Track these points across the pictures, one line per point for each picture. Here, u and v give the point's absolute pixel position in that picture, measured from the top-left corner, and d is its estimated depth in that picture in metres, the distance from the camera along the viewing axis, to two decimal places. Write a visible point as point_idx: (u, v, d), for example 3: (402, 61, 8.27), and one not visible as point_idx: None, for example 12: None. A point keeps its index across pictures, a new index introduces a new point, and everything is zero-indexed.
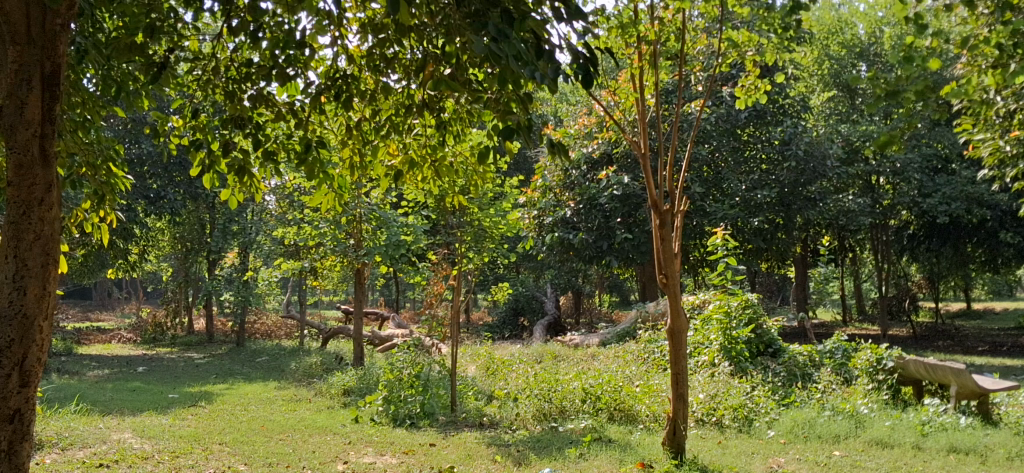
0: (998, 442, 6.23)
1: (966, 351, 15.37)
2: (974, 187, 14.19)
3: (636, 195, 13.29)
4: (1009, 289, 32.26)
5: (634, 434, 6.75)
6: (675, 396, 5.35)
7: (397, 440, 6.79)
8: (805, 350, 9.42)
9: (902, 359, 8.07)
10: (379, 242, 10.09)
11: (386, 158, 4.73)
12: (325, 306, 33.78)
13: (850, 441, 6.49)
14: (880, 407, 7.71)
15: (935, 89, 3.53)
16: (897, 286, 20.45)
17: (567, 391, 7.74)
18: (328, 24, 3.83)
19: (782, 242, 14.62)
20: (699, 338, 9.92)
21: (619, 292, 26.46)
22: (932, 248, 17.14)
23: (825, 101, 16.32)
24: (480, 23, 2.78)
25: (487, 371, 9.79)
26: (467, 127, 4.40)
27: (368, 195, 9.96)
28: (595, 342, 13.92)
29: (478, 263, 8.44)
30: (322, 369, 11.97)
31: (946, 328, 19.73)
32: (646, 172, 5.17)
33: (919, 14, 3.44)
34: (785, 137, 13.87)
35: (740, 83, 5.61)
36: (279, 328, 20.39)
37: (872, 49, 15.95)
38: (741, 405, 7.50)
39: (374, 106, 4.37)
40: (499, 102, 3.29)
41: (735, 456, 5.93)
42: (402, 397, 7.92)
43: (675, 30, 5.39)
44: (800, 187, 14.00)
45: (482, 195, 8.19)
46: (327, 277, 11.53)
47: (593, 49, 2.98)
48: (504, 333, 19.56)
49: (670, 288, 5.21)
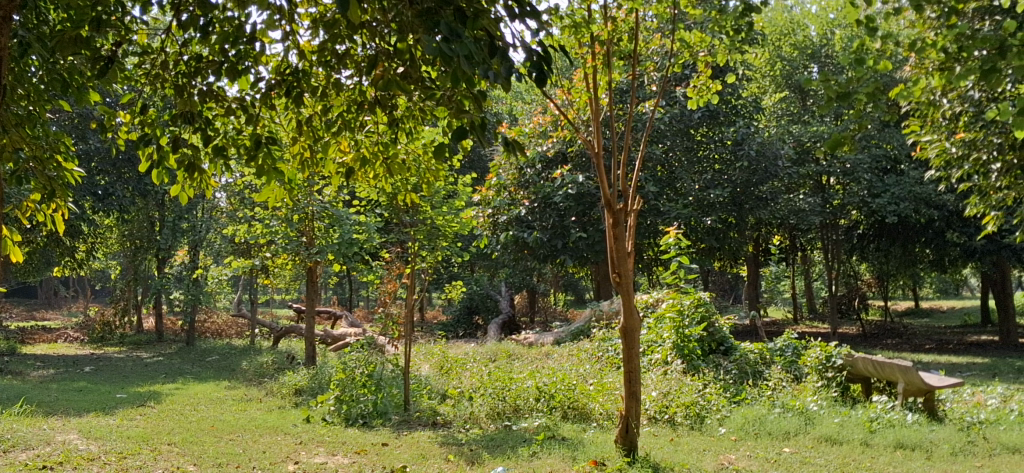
0: (943, 438, 6.37)
1: (915, 349, 15.64)
2: (922, 188, 14.39)
3: (590, 194, 13.41)
4: (956, 287, 33.06)
5: (587, 432, 6.77)
6: (628, 395, 5.36)
7: (349, 440, 6.73)
8: (756, 348, 9.49)
9: (852, 357, 8.24)
10: (332, 240, 10.01)
11: (338, 156, 4.69)
12: (276, 306, 33.51)
13: (799, 438, 6.57)
14: (830, 404, 7.85)
15: (884, 90, 3.59)
16: (847, 284, 20.78)
17: (521, 390, 7.74)
18: (279, 18, 3.78)
19: (734, 242, 14.79)
20: (652, 336, 9.96)
21: (574, 292, 26.57)
22: (881, 247, 17.39)
23: (776, 102, 16.57)
24: (431, 22, 2.78)
25: (441, 370, 9.76)
26: (420, 125, 4.36)
27: (321, 192, 9.88)
28: (549, 341, 13.92)
29: (432, 261, 8.39)
30: (274, 368, 11.87)
31: (894, 326, 20.06)
32: (601, 171, 5.15)
33: (870, 16, 3.50)
34: (738, 137, 14.06)
35: (692, 83, 5.63)
36: (230, 327, 20.14)
37: (823, 51, 16.23)
38: (693, 402, 7.55)
39: (326, 103, 4.32)
40: (452, 99, 3.29)
41: (686, 453, 5.97)
42: (354, 397, 7.86)
43: (628, 30, 5.40)
44: (752, 186, 14.13)
45: (434, 193, 8.14)
46: (279, 276, 11.44)
47: (546, 47, 2.99)
48: (458, 332, 19.51)
49: (623, 287, 5.22)
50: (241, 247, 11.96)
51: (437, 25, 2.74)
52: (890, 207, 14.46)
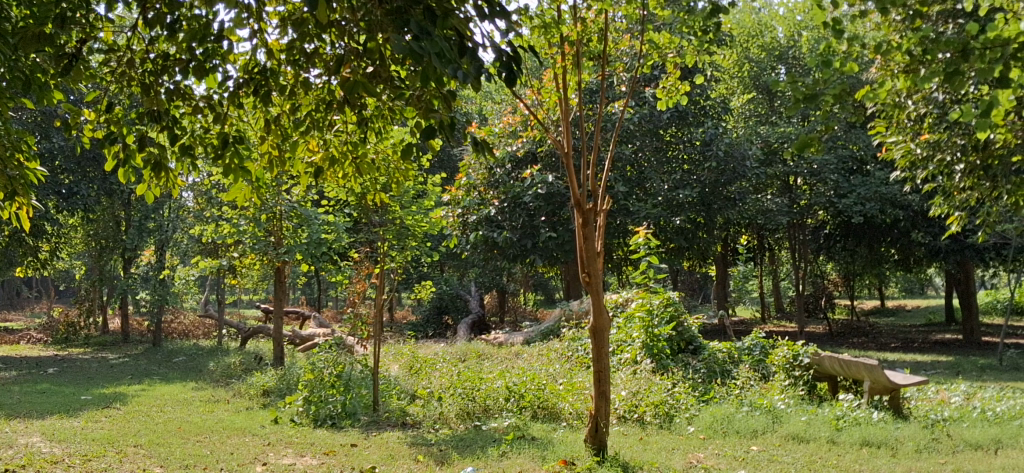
0: (908, 435, 6.44)
1: (880, 347, 15.81)
2: (887, 188, 14.53)
3: (560, 194, 13.41)
4: (920, 287, 33.56)
5: (557, 431, 6.78)
6: (596, 394, 5.37)
7: (317, 441, 6.69)
8: (724, 347, 9.54)
9: (818, 356, 8.33)
10: (300, 240, 9.96)
11: (306, 154, 4.66)
12: (244, 307, 33.29)
13: (767, 436, 6.62)
14: (797, 402, 7.93)
15: (851, 92, 3.63)
16: (814, 284, 20.97)
17: (491, 389, 7.74)
18: (246, 16, 3.75)
19: (703, 242, 14.88)
20: (621, 336, 10.00)
21: (543, 291, 26.63)
22: (847, 247, 17.56)
23: (744, 103, 16.73)
24: (400, 21, 2.79)
25: (410, 370, 9.74)
26: (389, 125, 4.35)
27: (290, 192, 9.83)
28: (519, 340, 13.93)
29: (401, 261, 8.36)
30: (242, 369, 11.78)
31: (860, 325, 20.28)
32: (569, 171, 5.15)
33: (837, 19, 3.55)
34: (706, 138, 14.14)
35: (661, 84, 5.65)
36: (197, 328, 19.97)
37: (791, 53, 16.39)
38: (662, 401, 7.59)
39: (293, 102, 4.29)
40: (422, 98, 3.30)
41: (655, 452, 5.99)
42: (323, 397, 7.83)
43: (597, 30, 5.41)
44: (721, 187, 14.20)
45: (404, 192, 8.11)
46: (247, 276, 11.36)
47: (514, 47, 3.01)
48: (427, 332, 19.48)
49: (592, 286, 5.22)
50: (208, 247, 11.86)
51: (406, 24, 2.75)
52: (856, 207, 14.60)
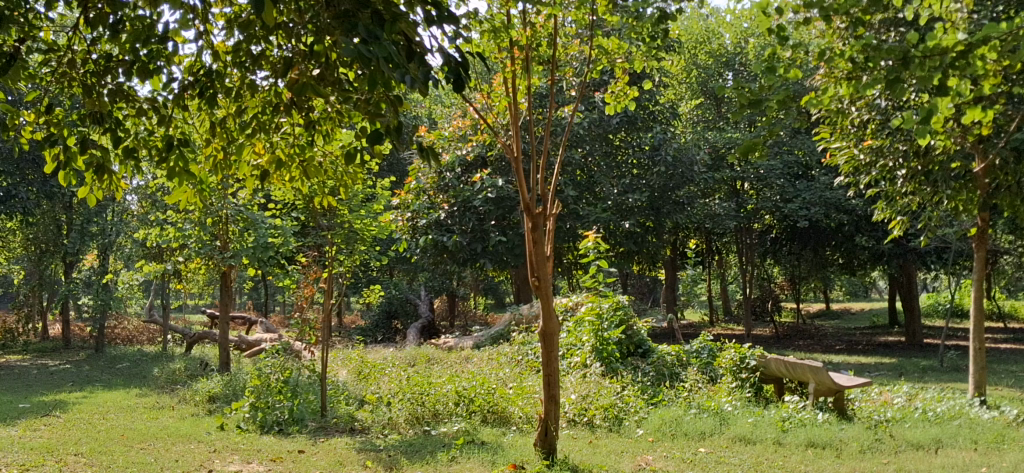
0: (852, 436, 6.55)
1: (825, 350, 16.06)
2: (832, 193, 14.79)
3: (509, 198, 13.38)
4: (865, 289, 34.25)
5: (506, 436, 6.79)
6: (546, 398, 5.37)
7: (264, 447, 6.61)
8: (672, 350, 9.62)
9: (764, 358, 8.46)
10: (246, 243, 9.78)
11: (252, 157, 4.60)
12: (188, 312, 32.81)
13: (714, 438, 6.69)
14: (744, 404, 8.02)
15: (795, 99, 3.71)
16: (761, 288, 21.26)
17: (441, 394, 7.71)
18: (192, 17, 3.70)
19: (651, 246, 15.01)
20: (571, 340, 10.02)
21: (493, 295, 26.60)
22: (793, 250, 17.81)
23: (692, 109, 16.95)
24: (348, 24, 2.79)
25: (359, 375, 9.67)
26: (337, 127, 4.31)
27: (236, 195, 9.69)
28: (469, 344, 13.92)
29: (348, 265, 8.30)
30: (187, 375, 11.61)
31: (806, 328, 20.60)
32: (519, 175, 5.14)
33: (781, 26, 3.63)
34: (655, 143, 14.27)
35: (609, 90, 5.68)
36: (141, 333, 19.62)
37: (737, 60, 16.58)
38: (612, 405, 7.63)
39: (240, 104, 4.24)
40: (370, 102, 3.29)
41: (604, 455, 6.02)
42: (269, 403, 7.74)
43: (547, 35, 5.40)
44: (669, 191, 14.44)
45: (352, 196, 8.05)
46: (192, 280, 11.20)
47: (462, 52, 3.03)
48: (376, 337, 19.37)
49: (542, 291, 5.23)
50: (152, 251, 11.68)
51: (354, 28, 2.75)
52: (801, 212, 14.83)
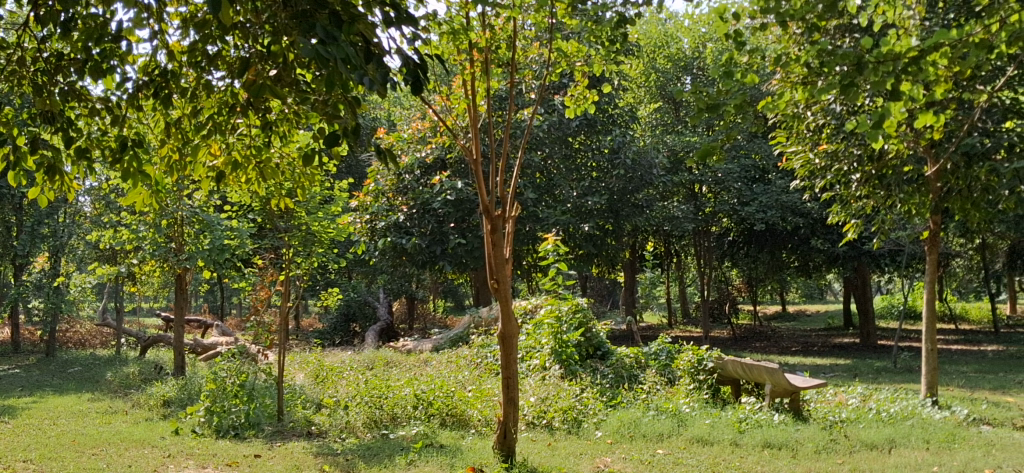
0: (807, 436, 6.63)
1: (781, 351, 16.22)
2: (788, 196, 14.96)
3: (469, 201, 13.41)
4: (820, 290, 34.73)
5: (465, 439, 6.77)
6: (505, 401, 5.37)
7: (219, 452, 6.54)
8: (631, 352, 9.66)
9: (721, 360, 8.53)
10: (202, 246, 9.84)
11: (207, 158, 4.55)
12: (142, 315, 32.32)
13: (672, 439, 6.73)
14: (701, 405, 8.08)
15: (751, 103, 3.74)
16: (719, 290, 21.45)
17: (399, 397, 7.68)
18: (146, 17, 3.65)
19: (611, 248, 15.07)
20: (530, 342, 10.01)
21: (452, 297, 26.56)
22: (750, 253, 17.97)
23: (651, 112, 17.08)
24: (306, 24, 2.78)
25: (316, 378, 9.60)
26: (294, 128, 4.28)
27: (191, 197, 9.54)
28: (428, 347, 13.88)
29: (306, 268, 8.23)
30: (140, 379, 11.45)
31: (763, 330, 20.83)
32: (479, 178, 5.13)
33: (738, 31, 3.65)
34: (614, 146, 14.35)
35: (569, 93, 5.69)
36: (94, 337, 19.31)
37: (696, 64, 16.73)
38: (571, 407, 7.66)
39: (195, 105, 4.19)
40: (328, 103, 3.27)
41: (563, 457, 6.04)
42: (225, 407, 7.65)
43: (506, 38, 5.39)
44: (628, 194, 14.54)
45: (310, 198, 7.98)
46: (147, 282, 11.06)
47: (421, 54, 3.02)
48: (334, 340, 19.24)
49: (501, 293, 5.22)
50: (105, 253, 11.51)
51: (312, 28, 2.73)
52: (758, 215, 14.99)
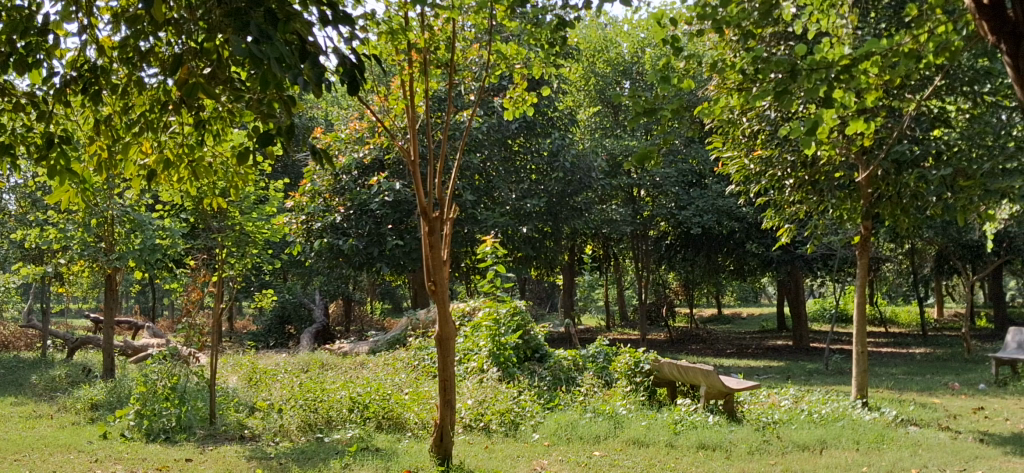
0: (740, 438, 6.72)
1: (716, 354, 16.43)
2: (724, 201, 15.19)
3: (407, 202, 13.35)
4: (754, 294, 35.32)
5: (402, 442, 6.72)
6: (442, 404, 5.34)
7: (149, 457, 6.40)
8: (569, 355, 9.71)
9: (658, 362, 8.62)
10: (133, 246, 9.62)
11: (137, 157, 4.45)
12: (70, 317, 31.49)
13: (609, 441, 6.77)
14: (638, 407, 8.15)
15: (687, 109, 3.78)
16: (656, 292, 21.64)
17: (334, 400, 7.63)
18: (75, 10, 3.56)
19: (549, 251, 15.10)
20: (467, 345, 9.96)
21: (390, 299, 26.44)
22: (687, 257, 18.17)
23: (590, 116, 17.18)
24: (239, 22, 2.73)
25: (250, 381, 9.46)
26: (227, 127, 4.20)
27: (122, 196, 9.31)
28: (364, 349, 13.77)
29: (240, 269, 8.09)
30: (67, 382, 11.15)
31: (698, 332, 21.07)
32: (416, 179, 5.09)
33: (675, 36, 3.68)
34: (553, 149, 14.43)
35: (508, 95, 5.69)
36: (19, 338, 18.76)
37: (634, 69, 16.88)
38: (508, 409, 7.66)
39: (125, 101, 4.10)
40: (262, 102, 3.22)
41: (500, 459, 6.03)
42: (156, 411, 7.51)
43: (445, 39, 5.36)
44: (567, 197, 14.62)
45: (244, 197, 7.84)
46: (75, 282, 10.78)
47: (358, 54, 3.00)
48: (269, 342, 18.98)
49: (439, 295, 5.20)
50: (31, 253, 11.19)
51: (246, 26, 2.69)
52: (694, 219, 15.19)
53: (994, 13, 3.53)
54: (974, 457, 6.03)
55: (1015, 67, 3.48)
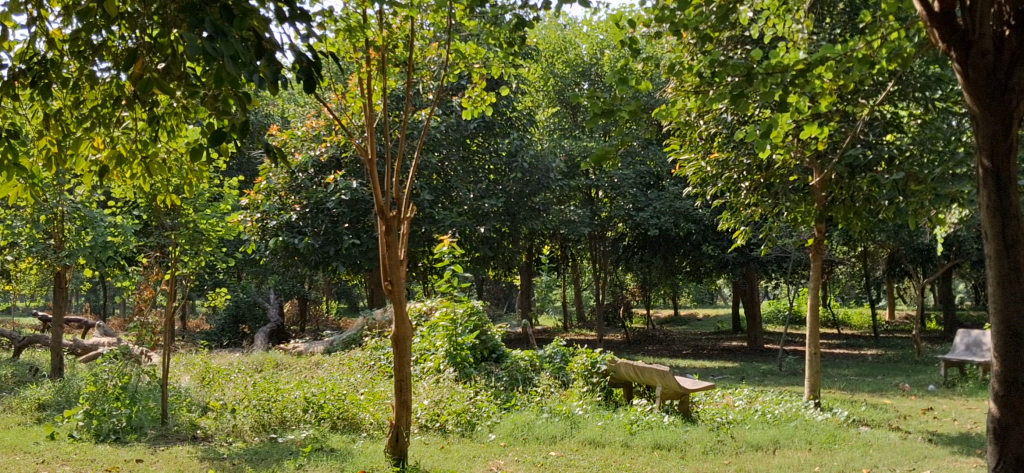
0: (695, 438, 6.77)
1: (672, 355, 16.54)
2: (681, 202, 15.31)
3: (364, 201, 13.26)
4: (710, 295, 35.67)
5: (357, 442, 6.68)
6: (398, 404, 5.32)
7: (98, 458, 6.29)
8: (526, 355, 9.70)
9: (614, 362, 8.66)
10: (84, 243, 9.46)
11: (89, 152, 4.37)
12: (18, 315, 30.90)
13: (565, 441, 6.78)
14: (594, 407, 8.17)
15: (644, 111, 3.80)
16: (613, 293, 21.74)
17: (289, 401, 7.56)
18: (24, 2, 3.49)
19: (507, 251, 15.10)
20: (424, 344, 9.88)
21: (347, 299, 26.31)
22: (644, 258, 18.27)
23: (549, 116, 17.22)
24: (193, 19, 2.69)
25: (203, 381, 9.34)
26: (182, 123, 4.15)
27: (73, 192, 9.16)
28: (320, 349, 13.66)
29: (193, 267, 7.99)
30: (14, 382, 10.92)
31: (654, 334, 21.20)
32: (374, 178, 5.05)
33: (633, 38, 3.70)
34: (511, 149, 14.44)
35: (466, 94, 5.68)
36: None
37: (593, 70, 16.95)
38: (464, 410, 7.65)
39: (76, 96, 4.02)
40: (218, 99, 3.18)
41: (456, 460, 6.02)
42: (105, 411, 7.36)
43: (404, 37, 5.33)
44: (525, 197, 14.61)
45: (198, 194, 7.74)
46: (22, 280, 10.56)
47: (316, 52, 2.97)
48: (222, 341, 18.76)
49: (395, 295, 5.17)
50: None
51: (201, 22, 2.65)
52: (652, 220, 15.28)
53: (945, 21, 3.56)
54: (923, 456, 6.12)
55: (964, 73, 3.57)
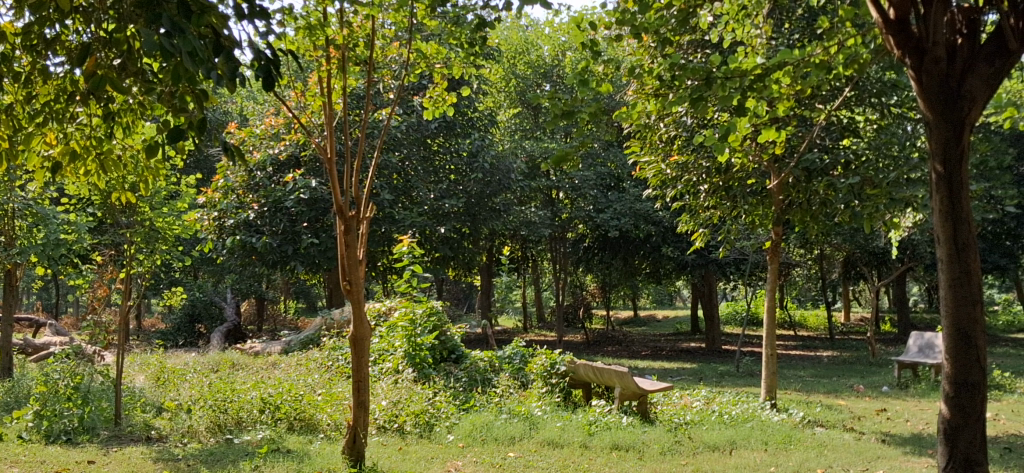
0: (653, 439, 6.80)
1: (631, 356, 16.63)
2: (641, 204, 15.41)
3: (322, 200, 13.16)
4: (669, 296, 35.94)
5: (314, 443, 6.63)
6: (356, 405, 5.28)
7: (48, 459, 6.17)
8: (485, 356, 9.69)
9: (574, 363, 8.69)
10: (34, 241, 9.28)
11: (41, 148, 4.29)
12: None
13: (523, 442, 6.79)
14: (553, 408, 8.19)
15: (605, 113, 3.81)
16: (573, 294, 21.82)
17: (245, 401, 7.48)
18: None
19: (467, 252, 15.08)
20: (381, 345, 9.81)
21: (305, 299, 26.12)
22: (603, 259, 18.35)
23: (510, 117, 17.23)
24: (150, 14, 2.65)
25: (157, 381, 9.21)
26: (137, 120, 4.09)
27: (24, 189, 8.98)
28: (277, 349, 13.56)
29: (149, 266, 7.87)
30: None
31: (613, 335, 21.31)
32: (332, 177, 5.02)
33: (594, 41, 3.71)
34: (473, 149, 14.45)
35: (428, 94, 5.66)
36: None
37: (554, 71, 17.00)
38: (423, 410, 7.63)
39: (28, 90, 3.95)
40: (174, 95, 3.14)
41: (414, 461, 5.99)
42: (57, 411, 7.23)
43: (364, 36, 5.30)
44: (486, 198, 14.57)
45: (154, 192, 7.63)
46: None
47: (274, 50, 2.94)
48: (178, 341, 18.53)
49: (354, 295, 5.14)
50: None
51: (158, 18, 2.62)
52: (612, 221, 15.36)
53: (900, 28, 3.64)
54: (875, 457, 6.21)
55: (917, 80, 3.64)
